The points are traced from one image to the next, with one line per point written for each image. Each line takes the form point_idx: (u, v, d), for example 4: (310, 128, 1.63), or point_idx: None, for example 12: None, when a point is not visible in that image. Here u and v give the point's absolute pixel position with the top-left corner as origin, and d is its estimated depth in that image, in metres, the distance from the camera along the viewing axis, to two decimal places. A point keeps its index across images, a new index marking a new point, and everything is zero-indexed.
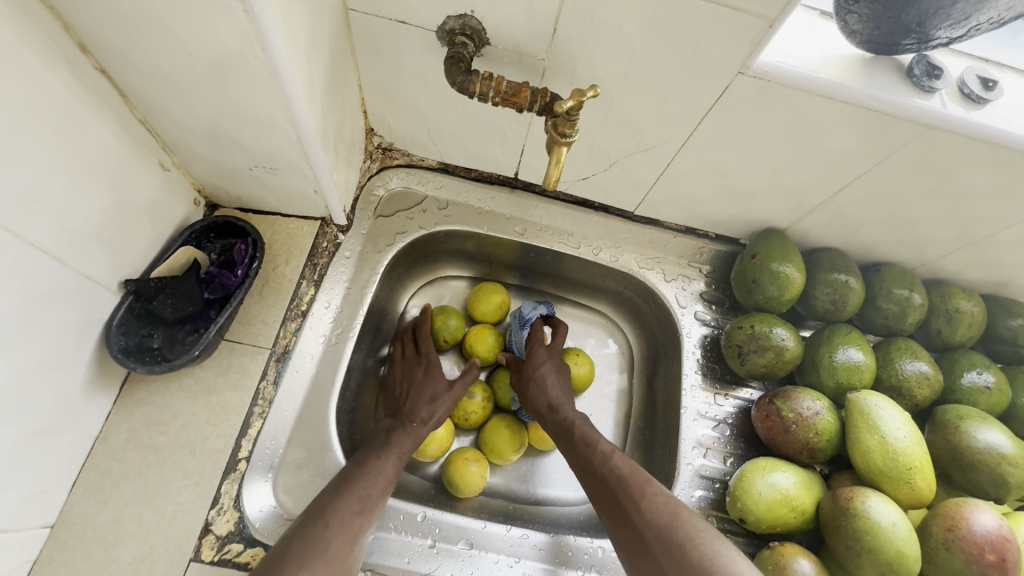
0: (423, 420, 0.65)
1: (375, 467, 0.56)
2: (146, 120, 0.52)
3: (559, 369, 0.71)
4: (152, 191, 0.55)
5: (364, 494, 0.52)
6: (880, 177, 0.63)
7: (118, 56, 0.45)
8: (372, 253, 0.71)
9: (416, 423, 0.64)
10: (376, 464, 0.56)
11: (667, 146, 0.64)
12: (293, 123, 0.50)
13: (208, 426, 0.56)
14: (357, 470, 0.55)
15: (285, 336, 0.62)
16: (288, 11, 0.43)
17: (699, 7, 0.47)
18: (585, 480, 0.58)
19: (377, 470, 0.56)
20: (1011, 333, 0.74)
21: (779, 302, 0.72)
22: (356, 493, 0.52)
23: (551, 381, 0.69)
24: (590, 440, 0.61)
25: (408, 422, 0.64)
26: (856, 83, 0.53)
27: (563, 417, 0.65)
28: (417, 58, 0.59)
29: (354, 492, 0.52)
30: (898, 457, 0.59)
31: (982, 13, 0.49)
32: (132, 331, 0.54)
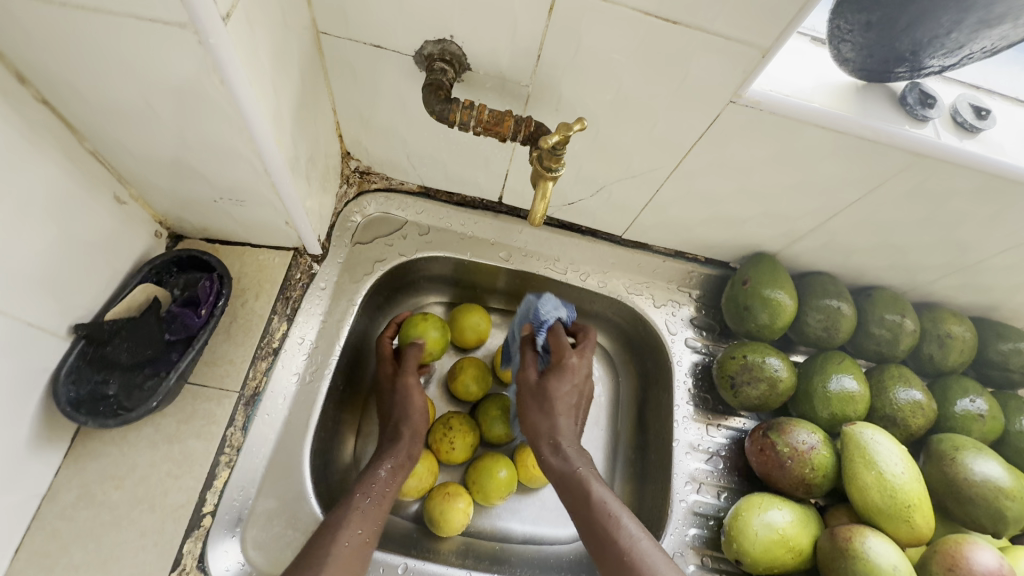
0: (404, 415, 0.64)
1: (364, 512, 0.53)
2: (98, 151, 0.48)
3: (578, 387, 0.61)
4: (107, 227, 0.51)
5: (354, 546, 0.50)
6: (873, 205, 0.61)
7: (62, 86, 0.41)
8: (349, 283, 0.67)
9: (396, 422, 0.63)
10: (365, 509, 0.53)
11: (656, 172, 0.61)
12: (259, 155, 0.47)
13: (169, 478, 0.52)
14: (343, 517, 0.52)
15: (255, 377, 0.58)
16: (250, 40, 0.39)
17: (688, 35, 0.45)
18: (592, 545, 0.52)
19: (366, 514, 0.53)
20: (1002, 356, 0.73)
21: (771, 330, 0.70)
22: (346, 548, 0.49)
23: (562, 413, 0.60)
24: (606, 506, 0.53)
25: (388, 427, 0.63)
26: (849, 113, 0.51)
27: (576, 469, 0.56)
28: (394, 82, 0.56)
29: (347, 550, 0.49)
30: (897, 494, 0.57)
31: (976, 42, 0.47)
32: (84, 379, 0.50)
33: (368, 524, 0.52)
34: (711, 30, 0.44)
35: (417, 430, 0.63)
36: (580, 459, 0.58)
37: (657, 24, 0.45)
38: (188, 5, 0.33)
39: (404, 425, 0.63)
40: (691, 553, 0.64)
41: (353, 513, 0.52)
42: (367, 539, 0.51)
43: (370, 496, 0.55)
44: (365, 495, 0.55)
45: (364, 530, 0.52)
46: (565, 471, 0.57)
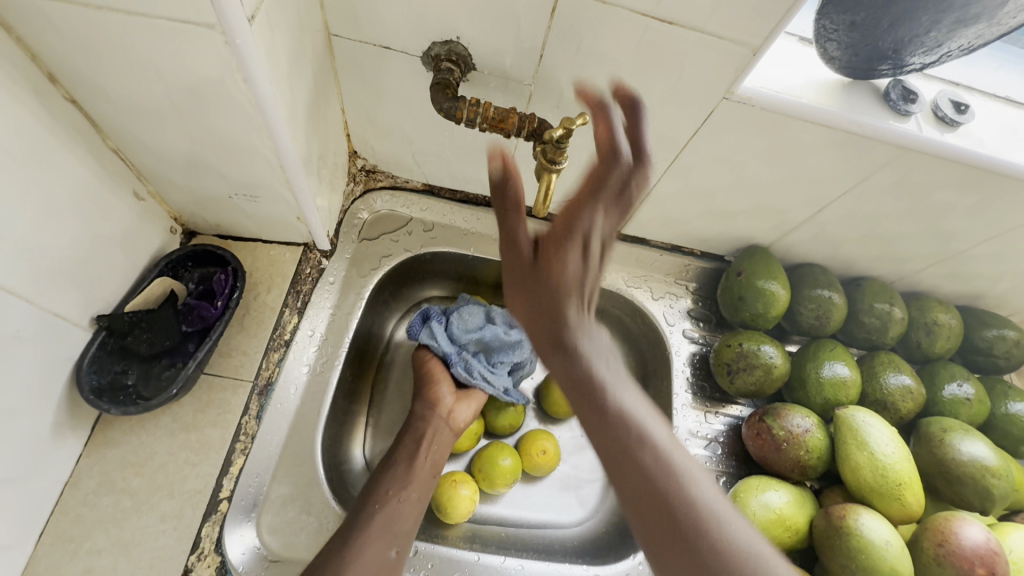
0: (428, 404, 0.67)
1: (393, 478, 0.59)
2: (119, 148, 0.50)
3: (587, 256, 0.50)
4: (126, 222, 0.53)
5: (390, 509, 0.56)
6: (861, 196, 0.64)
7: (90, 86, 0.43)
8: (357, 278, 0.69)
9: (421, 411, 0.67)
10: (392, 476, 0.60)
11: (653, 167, 0.64)
12: (275, 152, 0.49)
13: (187, 465, 0.54)
14: (375, 487, 0.58)
15: (268, 368, 0.60)
16: (270, 41, 0.41)
17: (682, 35, 0.48)
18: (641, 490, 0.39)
19: (393, 481, 0.59)
20: (987, 343, 0.76)
21: (765, 319, 0.72)
22: (381, 511, 0.55)
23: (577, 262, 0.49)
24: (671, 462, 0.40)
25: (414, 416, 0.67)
26: (836, 108, 0.54)
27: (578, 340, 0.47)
28: (402, 82, 0.58)
29: (382, 510, 0.56)
30: (888, 473, 0.60)
31: (953, 41, 0.50)
32: (105, 369, 0.52)
33: (398, 487, 0.59)
34: (704, 30, 0.47)
35: (443, 403, 0.67)
36: (585, 332, 0.48)
37: (654, 25, 0.47)
38: (216, 7, 0.35)
39: (428, 402, 0.67)
40: None
41: (383, 482, 0.59)
42: (402, 500, 0.57)
43: (393, 467, 0.61)
44: (391, 465, 0.61)
45: (395, 492, 0.58)
46: (563, 327, 0.47)
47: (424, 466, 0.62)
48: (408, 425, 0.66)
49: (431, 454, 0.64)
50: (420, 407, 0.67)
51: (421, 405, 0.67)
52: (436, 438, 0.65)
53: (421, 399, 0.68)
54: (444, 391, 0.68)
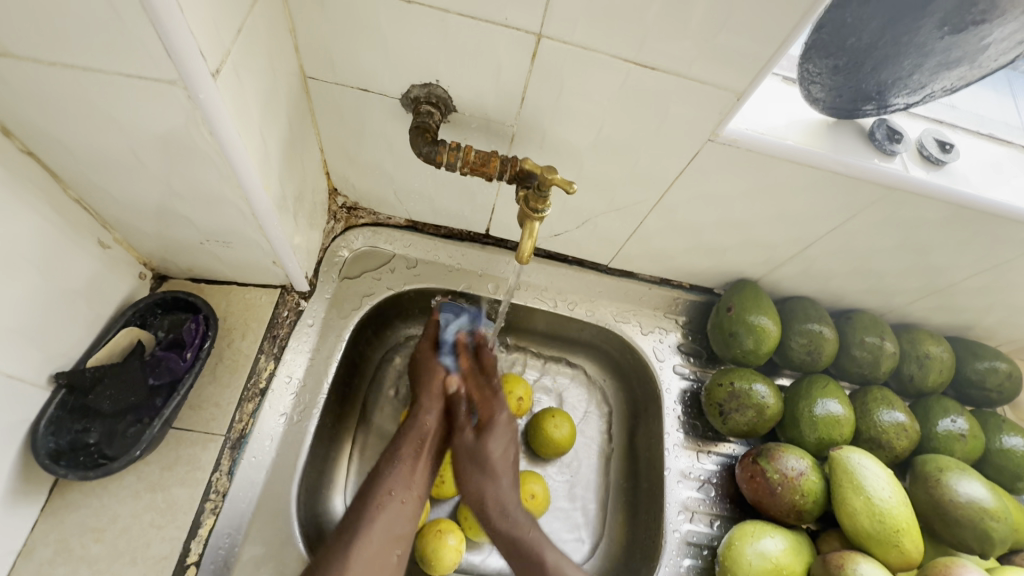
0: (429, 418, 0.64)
1: (395, 479, 0.58)
2: (82, 199, 0.49)
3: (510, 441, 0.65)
4: (89, 273, 0.51)
5: (391, 513, 0.56)
6: (849, 232, 0.63)
7: (48, 138, 0.42)
8: (337, 319, 0.66)
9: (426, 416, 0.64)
10: (396, 475, 0.59)
11: (640, 206, 0.63)
12: (246, 200, 0.47)
13: (152, 529, 0.51)
14: (376, 487, 0.57)
15: (241, 420, 0.57)
16: (238, 92, 0.40)
17: (664, 80, 0.47)
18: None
19: (396, 482, 0.58)
20: (980, 375, 0.75)
21: (757, 355, 0.71)
22: (383, 515, 0.56)
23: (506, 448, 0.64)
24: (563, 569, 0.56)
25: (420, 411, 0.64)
26: (822, 149, 0.54)
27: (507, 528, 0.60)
28: (381, 123, 0.56)
29: (384, 514, 0.56)
30: (885, 519, 0.58)
31: (936, 82, 0.50)
32: (65, 429, 0.49)
33: (400, 488, 0.58)
34: (687, 74, 0.46)
35: (449, 399, 0.66)
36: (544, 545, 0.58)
37: (637, 70, 0.47)
38: (176, 63, 0.34)
39: (433, 395, 0.65)
40: None
41: (385, 481, 0.58)
42: (403, 502, 0.58)
43: (396, 465, 0.60)
44: (396, 463, 0.60)
45: (397, 494, 0.58)
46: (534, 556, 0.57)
47: (426, 464, 0.62)
48: (412, 419, 0.64)
49: (433, 451, 0.63)
50: (424, 402, 0.64)
51: (427, 396, 0.65)
52: (438, 435, 0.64)
53: (429, 392, 0.65)
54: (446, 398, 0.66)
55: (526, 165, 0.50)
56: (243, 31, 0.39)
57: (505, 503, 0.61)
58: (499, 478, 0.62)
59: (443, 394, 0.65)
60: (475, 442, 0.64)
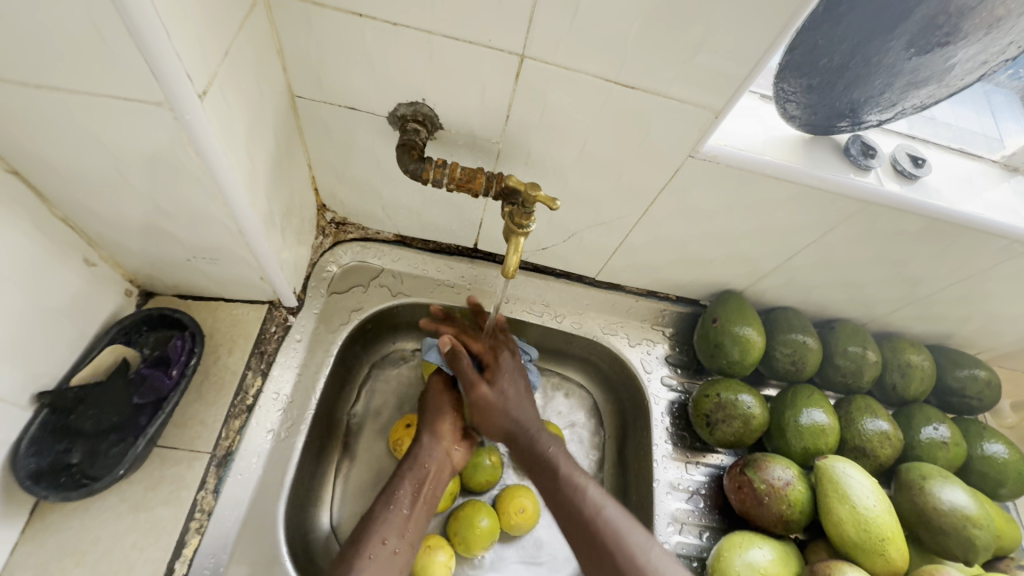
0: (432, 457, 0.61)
1: (389, 524, 0.55)
2: (68, 217, 0.49)
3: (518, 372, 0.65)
4: (74, 291, 0.51)
5: (382, 563, 0.53)
6: (828, 245, 0.65)
7: (35, 161, 0.42)
8: (325, 334, 0.66)
9: (427, 459, 0.61)
10: (390, 522, 0.55)
11: (624, 220, 0.64)
12: (233, 217, 0.47)
13: (134, 550, 0.50)
14: (369, 534, 0.54)
15: (228, 437, 0.57)
16: (225, 110, 0.40)
17: (644, 99, 0.48)
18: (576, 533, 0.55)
19: (390, 528, 0.55)
20: (960, 383, 0.77)
21: (742, 366, 0.72)
22: (374, 570, 0.52)
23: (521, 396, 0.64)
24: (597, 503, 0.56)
25: (419, 451, 0.62)
26: (799, 164, 0.55)
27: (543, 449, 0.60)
28: (368, 140, 0.57)
29: (376, 564, 0.52)
30: (871, 528, 0.59)
31: (907, 99, 0.52)
32: (46, 449, 0.49)
33: (394, 535, 0.54)
34: (667, 93, 0.48)
35: (450, 437, 0.64)
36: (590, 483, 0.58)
37: (618, 89, 0.48)
38: (163, 86, 0.34)
39: (433, 433, 0.63)
40: None
41: (379, 529, 0.54)
42: (394, 552, 0.54)
43: (390, 508, 0.57)
44: (391, 506, 0.57)
45: (390, 543, 0.54)
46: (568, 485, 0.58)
47: (423, 511, 0.58)
48: (407, 460, 0.61)
49: (431, 496, 0.59)
50: (424, 441, 0.62)
51: (429, 435, 0.63)
52: (438, 478, 0.61)
53: (429, 429, 0.63)
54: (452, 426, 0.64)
55: (511, 182, 0.50)
56: (230, 52, 0.40)
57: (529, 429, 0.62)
58: (513, 403, 0.63)
59: (445, 432, 0.63)
60: (492, 394, 0.62)
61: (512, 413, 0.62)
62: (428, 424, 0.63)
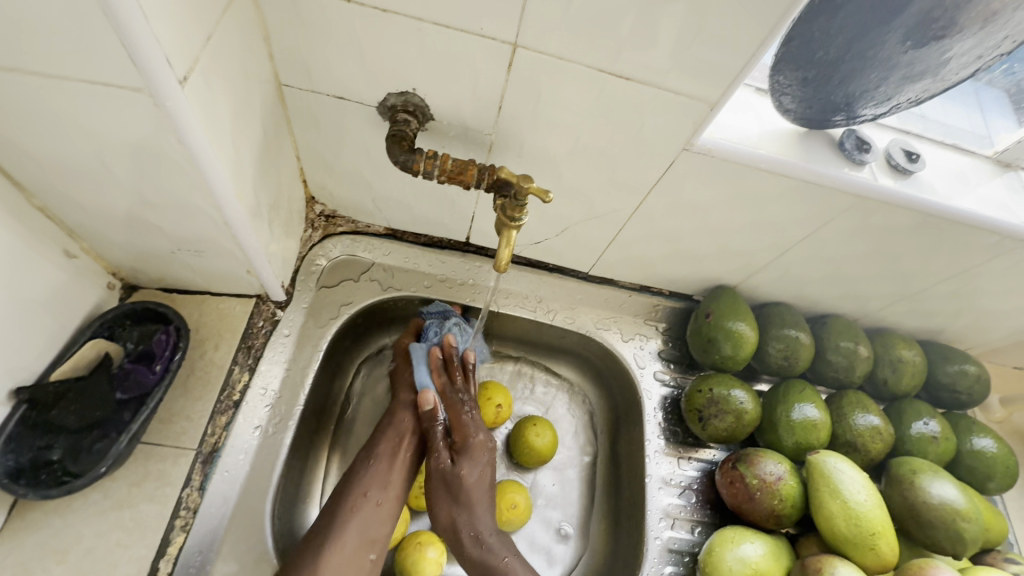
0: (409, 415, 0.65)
1: (371, 478, 0.59)
2: (47, 207, 0.47)
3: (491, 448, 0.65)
4: (54, 284, 0.49)
5: (364, 514, 0.57)
6: (822, 240, 0.64)
7: (10, 149, 0.41)
8: (314, 328, 0.65)
9: (405, 418, 0.65)
10: (371, 475, 0.60)
11: (618, 214, 0.63)
12: (217, 209, 0.46)
13: (118, 549, 0.49)
14: (351, 488, 0.59)
15: (214, 433, 0.55)
16: (208, 96, 0.39)
17: (639, 91, 0.48)
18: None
19: (371, 481, 0.59)
20: (950, 378, 0.77)
21: (735, 361, 0.71)
22: (357, 516, 0.57)
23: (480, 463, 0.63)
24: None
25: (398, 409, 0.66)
26: (793, 158, 0.55)
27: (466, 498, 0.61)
28: (358, 131, 0.56)
29: (358, 515, 0.57)
30: (861, 522, 0.59)
31: (902, 94, 0.52)
32: (26, 446, 0.47)
33: (376, 488, 0.59)
34: (661, 85, 0.47)
35: (427, 391, 0.67)
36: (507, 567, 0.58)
37: (612, 80, 0.47)
38: (142, 71, 0.33)
39: (410, 392, 0.66)
40: None
41: (360, 483, 0.59)
42: (377, 504, 0.58)
43: (372, 465, 0.61)
44: (370, 462, 0.61)
45: (372, 496, 0.58)
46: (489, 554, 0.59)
47: (406, 462, 0.62)
48: (388, 417, 0.65)
49: (413, 447, 0.64)
50: (401, 399, 0.66)
51: (405, 392, 0.66)
52: (417, 431, 0.65)
53: (407, 388, 0.67)
54: (427, 379, 0.67)
55: (503, 174, 0.50)
56: (213, 38, 0.38)
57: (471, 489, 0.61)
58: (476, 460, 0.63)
59: (421, 386, 0.67)
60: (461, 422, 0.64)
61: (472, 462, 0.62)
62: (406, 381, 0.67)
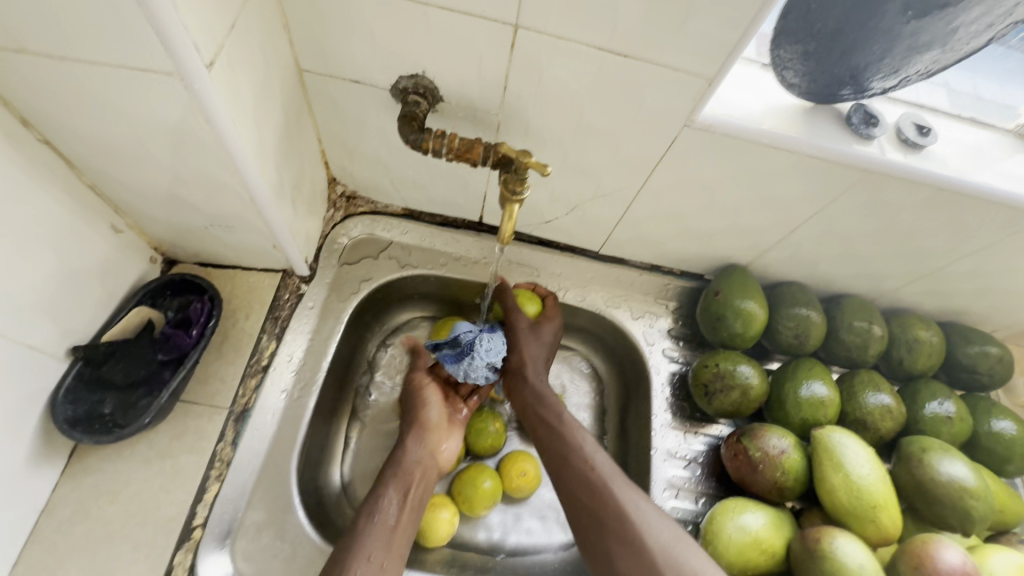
0: (421, 460, 0.63)
1: (377, 535, 0.55)
2: (95, 185, 0.52)
3: (546, 352, 0.70)
4: (103, 255, 0.55)
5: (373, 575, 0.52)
6: (832, 217, 0.64)
7: (64, 132, 0.46)
8: (336, 302, 0.69)
9: (415, 463, 0.63)
10: (376, 533, 0.55)
11: (624, 191, 0.65)
12: (245, 185, 0.50)
13: (161, 493, 0.55)
14: (355, 546, 0.54)
15: (245, 394, 0.61)
16: (232, 80, 0.43)
17: (639, 67, 0.49)
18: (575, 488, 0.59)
19: (375, 542, 0.54)
20: (970, 359, 0.76)
21: (743, 338, 0.72)
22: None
23: (540, 364, 0.69)
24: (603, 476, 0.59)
25: (403, 453, 0.63)
26: (798, 133, 0.55)
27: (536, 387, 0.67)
28: (373, 114, 0.59)
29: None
30: (863, 495, 0.59)
31: (910, 65, 0.51)
32: (82, 398, 0.54)
33: (379, 549, 0.54)
34: (661, 61, 0.48)
35: (436, 436, 0.66)
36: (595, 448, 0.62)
37: (611, 58, 0.49)
38: (174, 57, 0.37)
39: (421, 434, 0.65)
40: None
41: (365, 539, 0.54)
42: (382, 564, 0.54)
43: (377, 518, 0.57)
44: (376, 516, 0.57)
45: (376, 556, 0.54)
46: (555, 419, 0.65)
47: (411, 515, 0.59)
48: (392, 458, 0.64)
49: (417, 500, 0.60)
50: (410, 439, 0.65)
51: (413, 437, 0.65)
52: (422, 479, 0.62)
53: (415, 433, 0.65)
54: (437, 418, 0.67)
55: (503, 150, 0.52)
56: (236, 26, 0.42)
57: (539, 373, 0.68)
58: (536, 355, 0.69)
59: (428, 429, 0.66)
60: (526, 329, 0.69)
61: (535, 357, 0.69)
62: (415, 425, 0.66)
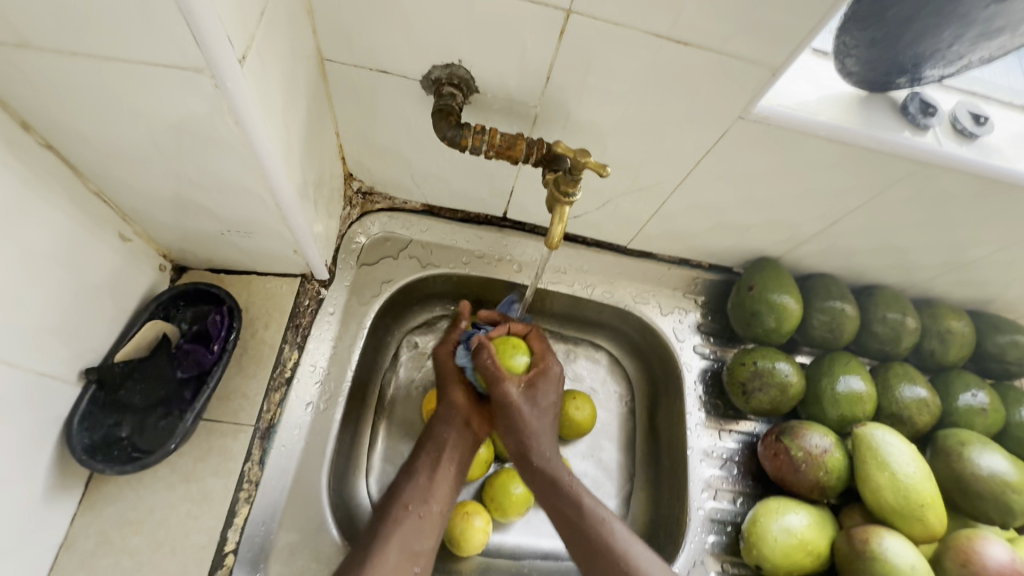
0: (453, 438, 0.63)
1: (411, 492, 0.60)
2: (102, 192, 0.47)
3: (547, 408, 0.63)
4: (111, 267, 0.50)
5: (409, 527, 0.58)
6: (876, 210, 0.62)
7: (67, 134, 0.41)
8: (357, 307, 0.66)
9: (447, 437, 0.63)
10: (414, 488, 0.60)
11: (663, 186, 0.62)
12: (270, 190, 0.46)
13: (188, 519, 0.51)
14: (394, 500, 0.59)
15: (269, 410, 0.57)
16: (263, 75, 0.38)
17: (697, 56, 0.45)
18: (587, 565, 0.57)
19: (412, 494, 0.59)
20: (1000, 349, 0.75)
21: (778, 334, 0.70)
22: (400, 529, 0.57)
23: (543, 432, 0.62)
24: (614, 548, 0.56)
25: (440, 421, 0.64)
26: (855, 124, 0.52)
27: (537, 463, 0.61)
28: (399, 106, 0.55)
29: (401, 529, 0.57)
30: (910, 494, 0.59)
31: (975, 52, 0.49)
32: (98, 424, 0.50)
33: (417, 501, 0.59)
34: (722, 50, 0.45)
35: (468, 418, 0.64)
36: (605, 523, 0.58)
37: (669, 46, 0.45)
38: (204, 53, 0.33)
39: (453, 412, 0.64)
40: (711, 560, 0.65)
41: (403, 495, 0.59)
42: (420, 517, 0.58)
43: (414, 479, 0.61)
44: (412, 475, 0.61)
45: (414, 508, 0.59)
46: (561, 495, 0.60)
47: (446, 476, 0.61)
48: (429, 429, 0.64)
49: (454, 464, 0.62)
50: (445, 412, 0.64)
51: (447, 406, 0.65)
52: (458, 448, 0.63)
53: (446, 404, 0.65)
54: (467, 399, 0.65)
55: (558, 149, 0.48)
56: (266, 13, 0.37)
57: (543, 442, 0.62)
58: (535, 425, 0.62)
59: (462, 410, 0.64)
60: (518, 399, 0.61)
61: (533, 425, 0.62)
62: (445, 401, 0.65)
